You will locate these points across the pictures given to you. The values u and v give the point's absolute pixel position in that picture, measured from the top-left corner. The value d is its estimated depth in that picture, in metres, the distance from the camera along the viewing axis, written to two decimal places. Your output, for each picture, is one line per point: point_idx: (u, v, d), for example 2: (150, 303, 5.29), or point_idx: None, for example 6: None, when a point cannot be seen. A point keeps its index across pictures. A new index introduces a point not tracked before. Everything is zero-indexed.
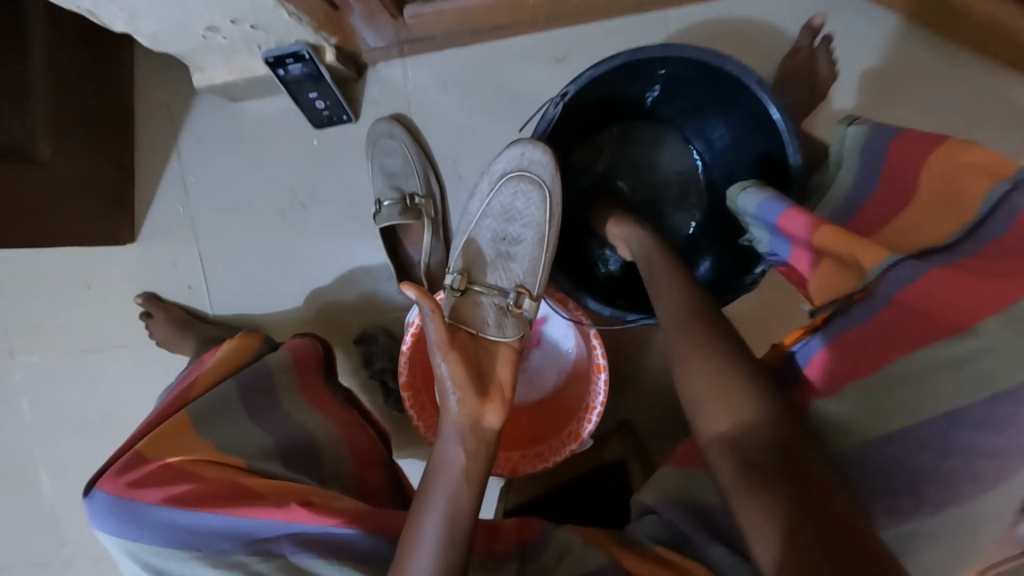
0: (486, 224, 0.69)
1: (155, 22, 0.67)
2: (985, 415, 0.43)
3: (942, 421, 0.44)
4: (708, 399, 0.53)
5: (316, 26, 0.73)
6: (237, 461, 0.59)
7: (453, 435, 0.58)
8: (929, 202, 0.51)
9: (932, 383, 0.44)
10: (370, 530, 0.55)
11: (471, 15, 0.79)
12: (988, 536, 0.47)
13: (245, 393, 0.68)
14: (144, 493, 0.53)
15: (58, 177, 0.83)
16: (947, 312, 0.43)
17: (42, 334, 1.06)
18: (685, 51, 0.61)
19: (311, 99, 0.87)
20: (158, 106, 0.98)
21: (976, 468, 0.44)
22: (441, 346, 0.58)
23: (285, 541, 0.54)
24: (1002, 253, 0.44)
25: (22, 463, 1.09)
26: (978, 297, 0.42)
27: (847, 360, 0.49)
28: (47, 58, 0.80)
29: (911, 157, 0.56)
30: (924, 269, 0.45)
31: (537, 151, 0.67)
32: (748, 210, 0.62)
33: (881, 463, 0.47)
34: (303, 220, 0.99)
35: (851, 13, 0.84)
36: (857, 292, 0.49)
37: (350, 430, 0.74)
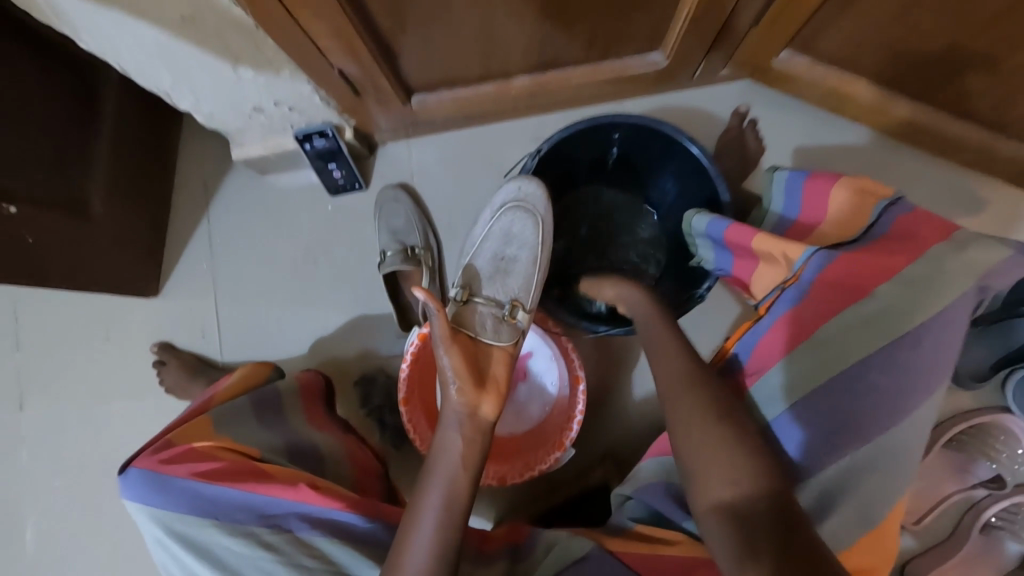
0: (488, 246, 0.83)
1: (214, 102, 0.84)
2: (875, 367, 0.57)
3: (854, 372, 0.57)
4: (682, 416, 0.63)
5: (341, 108, 0.92)
6: (255, 452, 0.69)
7: (452, 422, 0.68)
8: (835, 217, 0.69)
9: (848, 340, 0.58)
10: (367, 516, 0.65)
11: (466, 103, 0.97)
12: (904, 474, 0.58)
13: (260, 404, 0.80)
14: (174, 469, 0.63)
15: (106, 231, 0.97)
16: (850, 288, 0.59)
17: (54, 384, 1.12)
18: (631, 118, 0.82)
19: (330, 169, 1.04)
20: (193, 179, 1.13)
21: (878, 408, 0.57)
22: (443, 342, 0.69)
23: (293, 518, 0.63)
24: (885, 242, 0.61)
25: (15, 514, 1.11)
26: (872, 270, 0.59)
27: (782, 337, 0.62)
28: (112, 138, 0.98)
29: (818, 187, 0.72)
30: (833, 255, 0.60)
31: (532, 186, 0.82)
32: (699, 229, 0.78)
33: (809, 411, 0.59)
34: (314, 275, 1.11)
35: (771, 101, 1.04)
36: (785, 280, 0.64)
37: (353, 445, 0.88)
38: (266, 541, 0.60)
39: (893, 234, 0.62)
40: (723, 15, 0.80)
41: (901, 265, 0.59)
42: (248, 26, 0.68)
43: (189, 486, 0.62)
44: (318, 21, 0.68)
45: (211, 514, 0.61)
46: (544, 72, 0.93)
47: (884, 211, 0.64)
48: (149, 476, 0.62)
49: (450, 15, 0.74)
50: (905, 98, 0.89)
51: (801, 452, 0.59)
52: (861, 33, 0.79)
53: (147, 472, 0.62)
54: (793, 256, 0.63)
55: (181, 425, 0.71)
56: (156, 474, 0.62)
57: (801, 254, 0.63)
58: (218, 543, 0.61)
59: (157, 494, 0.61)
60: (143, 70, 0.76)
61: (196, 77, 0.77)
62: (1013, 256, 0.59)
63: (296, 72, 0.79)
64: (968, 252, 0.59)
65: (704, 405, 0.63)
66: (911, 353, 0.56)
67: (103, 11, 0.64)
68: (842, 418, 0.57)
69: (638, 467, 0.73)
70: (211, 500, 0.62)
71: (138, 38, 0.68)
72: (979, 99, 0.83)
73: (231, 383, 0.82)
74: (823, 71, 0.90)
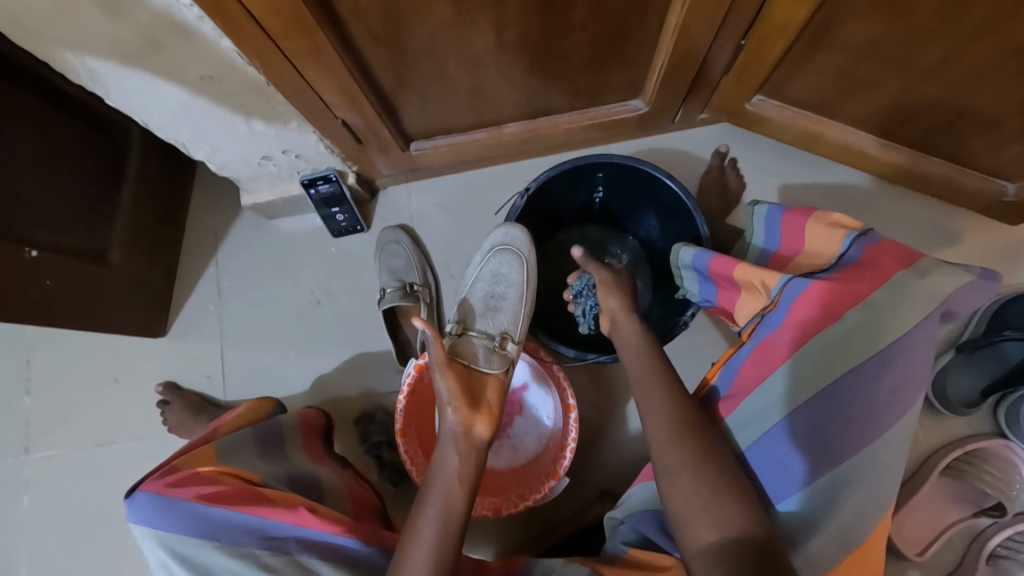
0: (479, 285, 0.90)
1: (227, 153, 0.91)
2: (846, 389, 0.59)
3: (832, 392, 0.59)
4: (660, 440, 0.67)
5: (344, 155, 0.99)
6: (255, 478, 0.73)
7: (449, 442, 0.71)
8: (812, 247, 0.72)
9: (824, 360, 0.60)
10: (362, 541, 0.70)
11: (461, 150, 1.04)
12: (884, 494, 0.59)
13: (263, 438, 0.83)
14: (180, 491, 0.65)
15: (121, 276, 1.02)
16: (819, 312, 0.62)
17: (60, 427, 1.14)
18: (613, 159, 0.87)
19: (333, 213, 1.09)
20: (204, 225, 1.19)
21: (858, 425, 0.58)
22: (439, 366, 0.74)
23: (292, 541, 0.66)
24: (858, 268, 0.64)
25: (13, 562, 1.10)
26: (843, 293, 0.62)
27: (760, 362, 0.66)
28: (133, 190, 1.05)
29: (795, 222, 0.75)
30: (808, 282, 0.64)
31: (517, 231, 0.89)
32: (685, 261, 0.82)
33: (791, 431, 0.61)
34: (317, 313, 1.15)
35: (749, 142, 1.10)
36: (764, 307, 0.68)
37: (351, 482, 0.89)
38: (266, 562, 0.63)
39: (862, 261, 0.65)
40: (695, 66, 0.88)
41: (866, 290, 0.61)
42: (262, 85, 0.75)
43: (194, 508, 0.64)
44: (324, 79, 0.75)
45: (214, 536, 0.63)
46: (534, 120, 1.00)
47: (852, 242, 0.66)
48: (155, 497, 0.64)
49: (444, 72, 0.81)
50: (872, 137, 0.95)
51: (786, 464, 0.61)
52: (823, 79, 0.86)
53: (153, 494, 0.64)
54: (771, 283, 0.67)
55: (186, 454, 0.74)
56: (162, 496, 0.64)
57: (777, 282, 0.67)
58: (219, 565, 0.62)
59: (163, 516, 0.63)
60: (166, 126, 0.83)
61: (212, 133, 0.85)
62: (974, 282, 0.62)
63: (303, 123, 0.86)
64: (933, 277, 0.61)
65: (677, 429, 0.67)
66: (879, 374, 0.59)
67: (134, 74, 0.71)
68: (813, 437, 0.60)
69: (628, 493, 0.75)
70: (215, 522, 0.64)
71: (162, 97, 0.75)
72: (939, 137, 0.89)
73: (232, 418, 0.86)
74: (794, 113, 0.97)
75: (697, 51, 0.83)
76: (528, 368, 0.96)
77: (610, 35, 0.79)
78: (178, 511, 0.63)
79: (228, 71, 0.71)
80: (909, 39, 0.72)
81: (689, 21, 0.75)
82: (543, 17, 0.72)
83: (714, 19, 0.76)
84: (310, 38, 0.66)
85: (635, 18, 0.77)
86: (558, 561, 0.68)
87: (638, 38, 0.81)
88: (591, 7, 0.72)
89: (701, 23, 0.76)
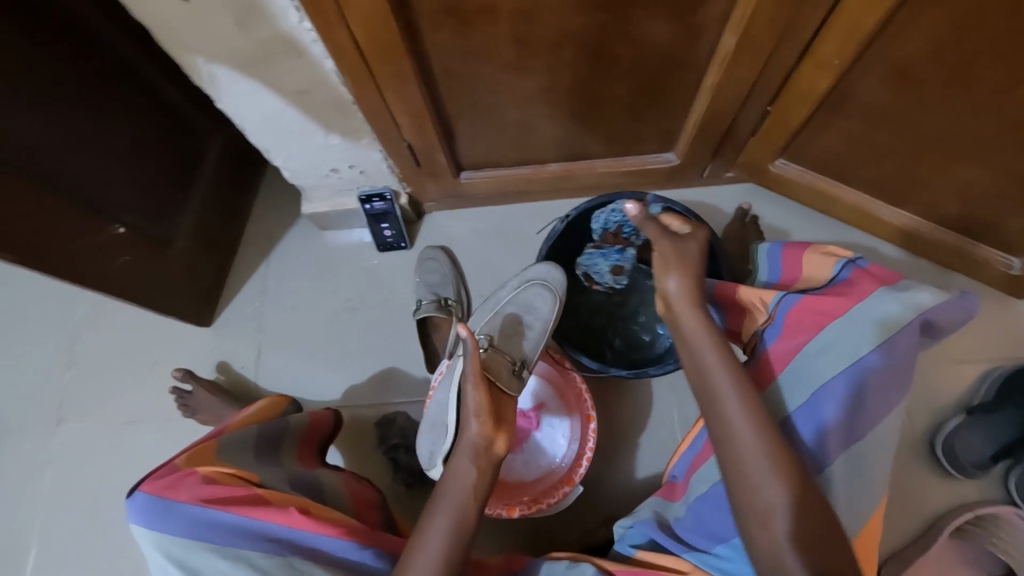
0: (509, 308, 0.96)
1: (301, 162, 1.02)
2: (835, 389, 0.64)
3: (820, 392, 0.65)
4: (748, 446, 0.62)
5: (401, 175, 1.10)
6: (254, 478, 0.76)
7: (466, 453, 0.72)
8: (807, 275, 0.79)
9: (812, 364, 0.67)
10: (358, 544, 0.72)
11: (505, 183, 1.14)
12: (873, 482, 0.64)
13: (266, 439, 0.88)
14: (176, 493, 0.68)
15: (182, 263, 1.12)
16: (810, 322, 0.69)
17: (96, 402, 1.20)
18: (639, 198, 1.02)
19: (382, 229, 1.19)
20: (261, 228, 1.29)
21: (849, 421, 0.64)
22: (472, 378, 0.73)
23: (286, 544, 0.68)
24: (843, 288, 0.72)
25: (27, 530, 1.13)
26: (828, 306, 0.69)
27: (763, 372, 0.72)
28: (205, 190, 1.17)
29: (793, 255, 0.82)
30: (798, 297, 0.72)
31: (557, 273, 0.97)
32: None
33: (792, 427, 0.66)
34: (352, 319, 1.22)
35: (770, 202, 1.19)
36: (763, 322, 0.76)
37: (349, 481, 0.94)
38: (260, 565, 0.65)
39: (851, 280, 0.73)
40: (724, 126, 0.98)
41: (847, 304, 0.68)
42: (347, 102, 0.88)
43: (191, 510, 0.66)
44: (399, 101, 0.86)
45: (208, 539, 0.65)
46: (574, 161, 1.10)
47: (842, 266, 0.74)
48: (154, 500, 0.66)
49: (501, 108, 0.93)
50: (884, 203, 1.04)
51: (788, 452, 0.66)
52: (839, 144, 0.96)
53: (151, 496, 0.67)
54: (767, 300, 0.76)
55: (188, 452, 0.77)
56: (160, 498, 0.67)
57: (773, 298, 0.75)
58: (212, 567, 0.64)
59: (160, 518, 0.65)
60: (256, 131, 0.94)
61: (290, 143, 0.97)
62: (955, 302, 0.67)
63: (373, 141, 0.98)
64: (911, 292, 0.67)
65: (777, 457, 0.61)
66: (862, 376, 0.64)
67: (244, 81, 0.83)
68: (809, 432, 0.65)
69: (643, 504, 0.83)
70: (209, 525, 0.66)
71: (260, 104, 0.87)
72: (949, 206, 0.97)
73: (240, 418, 0.89)
74: (813, 176, 1.06)
75: (727, 111, 0.94)
76: (547, 387, 1.01)
77: (649, 90, 0.91)
78: (174, 513, 0.66)
79: (323, 86, 0.84)
80: (917, 111, 0.82)
81: (721, 83, 0.87)
82: (594, 68, 0.84)
83: (745, 82, 0.87)
84: (396, 65, 0.78)
85: (674, 77, 0.88)
86: (560, 565, 0.72)
87: (675, 94, 0.92)
88: (638, 62, 0.84)
89: (732, 86, 0.88)
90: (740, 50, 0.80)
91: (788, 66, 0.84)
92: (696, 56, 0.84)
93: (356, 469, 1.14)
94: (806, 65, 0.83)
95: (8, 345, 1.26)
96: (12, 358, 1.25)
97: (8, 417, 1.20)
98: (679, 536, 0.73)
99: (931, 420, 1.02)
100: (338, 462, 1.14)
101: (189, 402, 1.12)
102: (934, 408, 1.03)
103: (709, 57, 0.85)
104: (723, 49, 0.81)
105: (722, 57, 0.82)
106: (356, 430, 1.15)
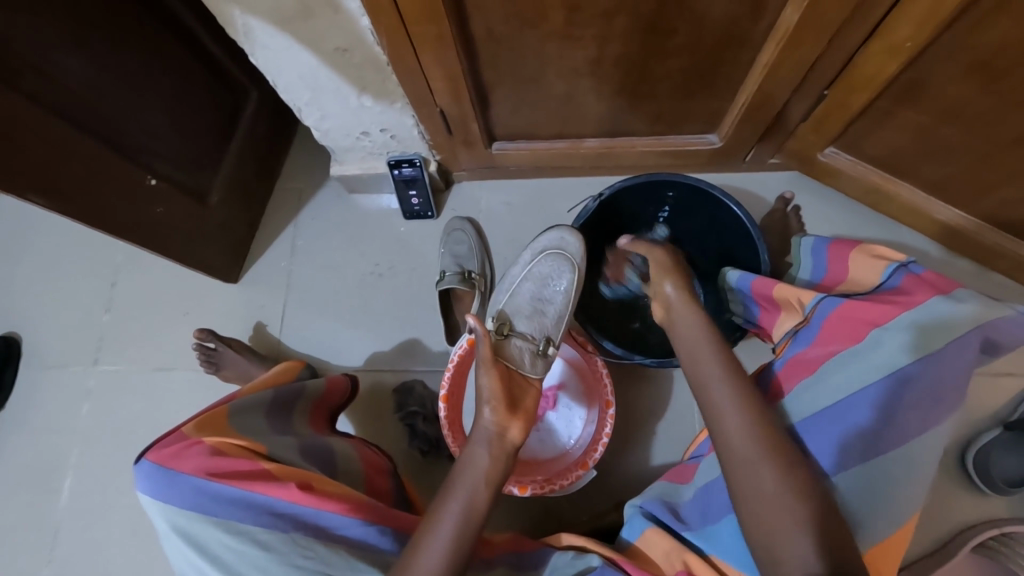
0: (525, 287, 0.90)
1: (333, 122, 1.01)
2: (867, 397, 0.61)
3: (853, 398, 0.62)
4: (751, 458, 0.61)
5: (433, 142, 1.07)
6: (262, 448, 0.75)
7: (481, 440, 0.71)
8: (856, 276, 0.76)
9: (846, 369, 0.64)
10: (364, 521, 0.70)
11: (540, 157, 1.11)
12: (891, 500, 0.59)
13: (278, 403, 0.90)
14: (181, 464, 0.69)
15: (215, 218, 1.13)
16: (850, 330, 0.68)
17: (127, 348, 1.24)
18: (687, 180, 0.97)
19: (410, 196, 1.18)
20: (291, 188, 1.29)
21: (886, 429, 0.60)
22: (484, 363, 0.75)
23: (286, 517, 0.67)
24: (892, 294, 0.69)
25: (58, 463, 1.19)
26: (872, 312, 0.67)
27: (792, 375, 0.71)
28: (239, 147, 1.17)
29: (842, 252, 0.80)
30: (841, 301, 0.70)
31: (571, 237, 0.93)
32: (732, 283, 0.90)
33: (812, 430, 0.64)
34: (377, 284, 1.22)
35: (815, 193, 1.13)
36: (798, 323, 0.76)
37: (358, 445, 0.95)
38: (260, 539, 0.65)
39: (901, 287, 0.69)
40: (775, 111, 0.93)
41: (896, 312, 0.66)
42: (383, 63, 0.86)
43: (193, 482, 0.67)
44: (436, 65, 0.83)
45: (210, 511, 0.66)
46: (612, 138, 1.06)
47: (892, 272, 0.71)
48: (159, 468, 0.68)
49: (542, 78, 0.89)
50: (942, 202, 0.98)
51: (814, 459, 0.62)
52: (899, 135, 0.90)
53: (157, 464, 0.69)
54: (806, 300, 0.75)
55: (198, 417, 0.78)
56: (165, 467, 0.68)
57: (812, 299, 0.74)
58: (215, 538, 0.65)
59: (166, 488, 0.67)
60: (290, 89, 0.93)
61: (327, 102, 0.95)
62: (1010, 316, 0.64)
63: (406, 105, 0.96)
64: (967, 304, 0.64)
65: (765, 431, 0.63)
66: (902, 387, 0.61)
67: (280, 36, 0.81)
68: (833, 438, 0.62)
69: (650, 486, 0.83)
70: (211, 497, 0.67)
71: (295, 61, 0.86)
72: (1014, 209, 0.91)
73: (254, 383, 0.92)
74: (866, 168, 1.01)
75: (781, 94, 0.89)
76: (569, 371, 1.02)
77: (700, 67, 0.86)
78: (178, 483, 0.67)
79: (358, 44, 0.82)
80: (995, 106, 0.77)
81: (778, 63, 0.81)
82: (644, 40, 0.80)
83: (804, 63, 0.81)
84: (437, 26, 0.75)
85: (727, 54, 0.83)
86: (566, 557, 0.72)
87: (727, 73, 0.87)
88: (691, 36, 0.79)
89: (790, 66, 0.82)
90: (804, 27, 0.74)
91: (854, 47, 0.78)
92: (754, 33, 0.79)
93: (375, 432, 1.15)
94: (873, 48, 0.77)
95: (49, 285, 1.30)
96: (50, 299, 1.29)
97: (47, 354, 1.25)
98: (682, 522, 0.73)
99: (964, 433, 0.98)
100: (355, 424, 1.16)
101: (216, 358, 1.13)
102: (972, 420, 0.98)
103: (768, 34, 0.79)
104: (785, 25, 0.75)
105: (783, 34, 0.77)
106: (375, 395, 1.17)
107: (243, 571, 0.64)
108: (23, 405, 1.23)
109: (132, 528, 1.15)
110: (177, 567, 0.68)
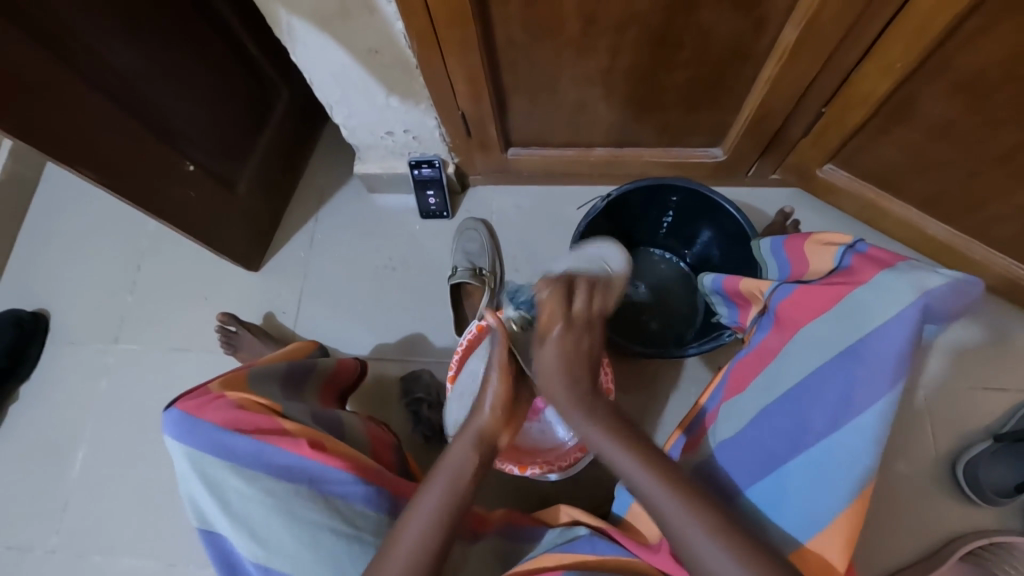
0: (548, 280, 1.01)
1: (360, 120, 1.08)
2: (822, 378, 0.65)
3: (808, 380, 0.66)
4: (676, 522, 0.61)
5: (452, 144, 1.14)
6: (279, 406, 0.79)
7: (470, 437, 0.74)
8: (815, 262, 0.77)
9: (800, 353, 0.69)
10: (364, 483, 0.73)
11: (552, 163, 1.17)
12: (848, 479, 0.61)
13: (292, 375, 0.94)
14: (205, 413, 0.73)
15: (242, 207, 1.19)
16: (801, 314, 0.72)
17: (148, 329, 1.29)
18: (687, 184, 1.01)
19: (428, 195, 1.24)
20: (314, 184, 1.36)
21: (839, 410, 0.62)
22: (495, 367, 0.77)
23: (295, 472, 0.71)
24: (841, 277, 0.70)
25: (73, 436, 1.23)
26: (821, 296, 0.70)
27: (756, 360, 0.76)
28: (268, 141, 1.24)
29: (797, 245, 0.80)
30: (793, 288, 0.74)
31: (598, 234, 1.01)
32: (708, 286, 0.94)
33: (773, 411, 0.68)
34: (390, 278, 1.27)
35: (813, 209, 1.18)
36: (761, 310, 0.81)
37: (365, 419, 0.99)
38: (270, 490, 0.69)
39: (850, 268, 0.70)
40: (776, 126, 0.99)
41: (845, 292, 0.68)
42: (411, 65, 0.93)
43: (214, 431, 0.71)
44: (460, 67, 0.90)
45: (227, 459, 0.70)
46: (620, 147, 1.12)
47: (843, 254, 0.72)
48: (185, 415, 0.73)
49: (557, 85, 0.95)
50: (935, 219, 1.02)
51: (773, 438, 0.66)
52: (892, 151, 0.95)
53: (183, 412, 0.73)
54: (765, 290, 0.80)
55: (222, 376, 0.82)
56: (190, 415, 0.73)
57: (770, 287, 0.79)
58: (229, 484, 0.70)
59: (189, 434, 0.72)
60: (323, 86, 1.00)
61: (355, 100, 1.02)
62: (955, 283, 0.62)
63: (430, 106, 1.03)
64: (910, 276, 0.63)
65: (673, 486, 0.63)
66: (851, 365, 0.63)
67: (321, 35, 0.88)
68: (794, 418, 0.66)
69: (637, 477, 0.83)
70: (229, 446, 0.71)
71: (331, 59, 0.93)
72: (1004, 226, 0.95)
73: (272, 356, 0.97)
74: (862, 184, 1.06)
75: (781, 108, 0.94)
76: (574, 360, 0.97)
77: (705, 81, 0.92)
78: (201, 430, 0.71)
79: (390, 46, 0.89)
80: (980, 124, 0.82)
81: (778, 78, 0.87)
82: (654, 52, 0.86)
83: (803, 79, 0.87)
84: (462, 31, 0.82)
85: (731, 69, 0.89)
86: (554, 532, 0.76)
87: (730, 87, 0.93)
88: (696, 50, 0.85)
89: (789, 82, 0.88)
90: (802, 45, 0.80)
91: (849, 66, 0.84)
92: (756, 50, 0.85)
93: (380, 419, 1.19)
94: (868, 66, 0.83)
95: (78, 265, 1.36)
96: (78, 279, 1.35)
97: (71, 331, 1.31)
98: None
99: (955, 444, 1.00)
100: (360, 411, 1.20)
101: (234, 341, 1.18)
102: (962, 432, 1.01)
103: (769, 50, 0.85)
104: (784, 42, 0.81)
105: (782, 52, 0.83)
106: (381, 383, 1.21)
107: (251, 518, 0.69)
108: (44, 379, 1.28)
109: (139, 502, 1.18)
110: (191, 506, 0.72)
